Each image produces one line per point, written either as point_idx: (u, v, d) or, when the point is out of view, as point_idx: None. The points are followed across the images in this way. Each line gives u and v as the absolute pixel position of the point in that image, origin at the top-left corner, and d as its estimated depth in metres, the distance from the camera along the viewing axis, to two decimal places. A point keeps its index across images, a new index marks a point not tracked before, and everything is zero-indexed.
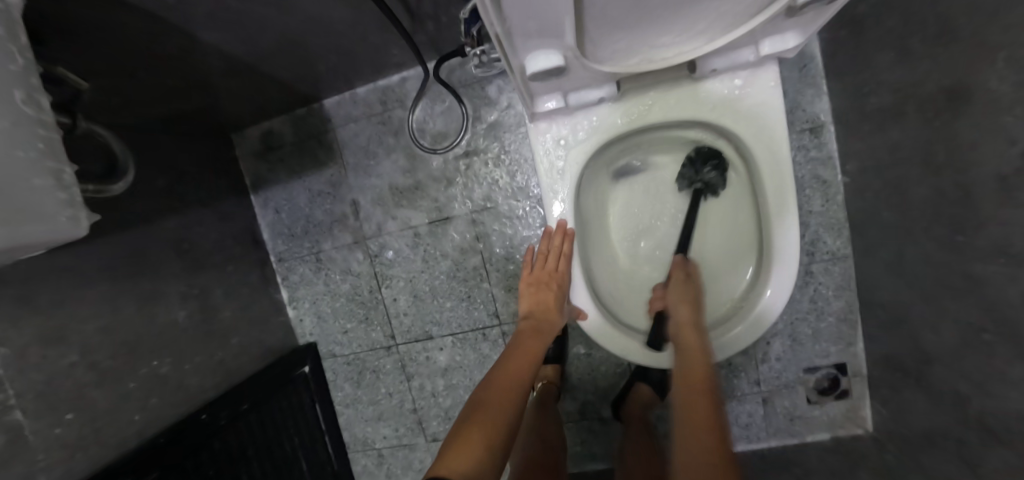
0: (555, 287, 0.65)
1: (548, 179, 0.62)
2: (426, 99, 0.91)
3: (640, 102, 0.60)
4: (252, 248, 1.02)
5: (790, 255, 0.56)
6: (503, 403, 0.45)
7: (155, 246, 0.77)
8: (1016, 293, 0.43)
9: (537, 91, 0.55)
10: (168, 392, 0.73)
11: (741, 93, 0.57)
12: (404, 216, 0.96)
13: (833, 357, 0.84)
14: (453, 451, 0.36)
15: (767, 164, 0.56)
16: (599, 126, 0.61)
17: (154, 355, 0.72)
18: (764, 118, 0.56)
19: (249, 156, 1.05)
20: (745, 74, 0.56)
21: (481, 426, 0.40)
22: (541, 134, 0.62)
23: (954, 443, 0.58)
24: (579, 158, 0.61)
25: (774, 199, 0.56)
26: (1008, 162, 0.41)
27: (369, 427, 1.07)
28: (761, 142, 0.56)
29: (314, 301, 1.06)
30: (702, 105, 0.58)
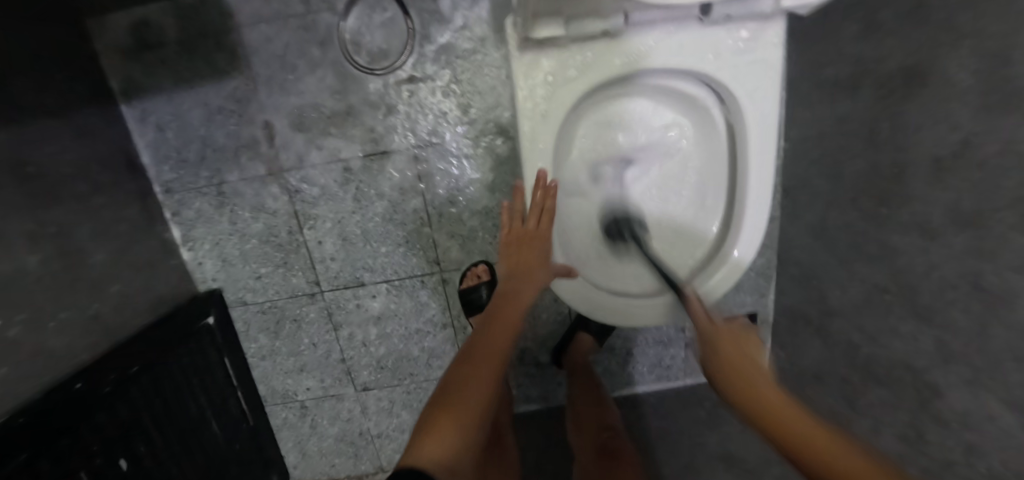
0: (537, 245, 0.58)
1: (527, 122, 0.55)
2: (362, 5, 0.75)
3: (642, 43, 0.53)
4: (126, 175, 0.81)
5: (760, 223, 0.59)
6: (480, 376, 0.40)
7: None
8: (922, 263, 0.52)
9: (536, 14, 0.46)
10: (45, 354, 0.59)
11: (745, 46, 0.54)
12: (332, 146, 0.82)
13: (747, 307, 0.94)
14: (426, 435, 0.33)
15: (754, 128, 0.56)
16: (593, 63, 0.54)
17: (15, 309, 0.54)
18: (760, 77, 0.54)
19: (114, 53, 0.80)
20: (752, 27, 0.53)
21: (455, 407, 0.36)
22: (530, 67, 0.54)
23: (839, 381, 0.71)
24: (567, 100, 0.55)
25: (752, 164, 0.57)
26: (946, 145, 0.47)
27: (289, 379, 0.99)
28: (754, 105, 0.55)
29: (216, 242, 0.89)
30: (704, 56, 0.54)
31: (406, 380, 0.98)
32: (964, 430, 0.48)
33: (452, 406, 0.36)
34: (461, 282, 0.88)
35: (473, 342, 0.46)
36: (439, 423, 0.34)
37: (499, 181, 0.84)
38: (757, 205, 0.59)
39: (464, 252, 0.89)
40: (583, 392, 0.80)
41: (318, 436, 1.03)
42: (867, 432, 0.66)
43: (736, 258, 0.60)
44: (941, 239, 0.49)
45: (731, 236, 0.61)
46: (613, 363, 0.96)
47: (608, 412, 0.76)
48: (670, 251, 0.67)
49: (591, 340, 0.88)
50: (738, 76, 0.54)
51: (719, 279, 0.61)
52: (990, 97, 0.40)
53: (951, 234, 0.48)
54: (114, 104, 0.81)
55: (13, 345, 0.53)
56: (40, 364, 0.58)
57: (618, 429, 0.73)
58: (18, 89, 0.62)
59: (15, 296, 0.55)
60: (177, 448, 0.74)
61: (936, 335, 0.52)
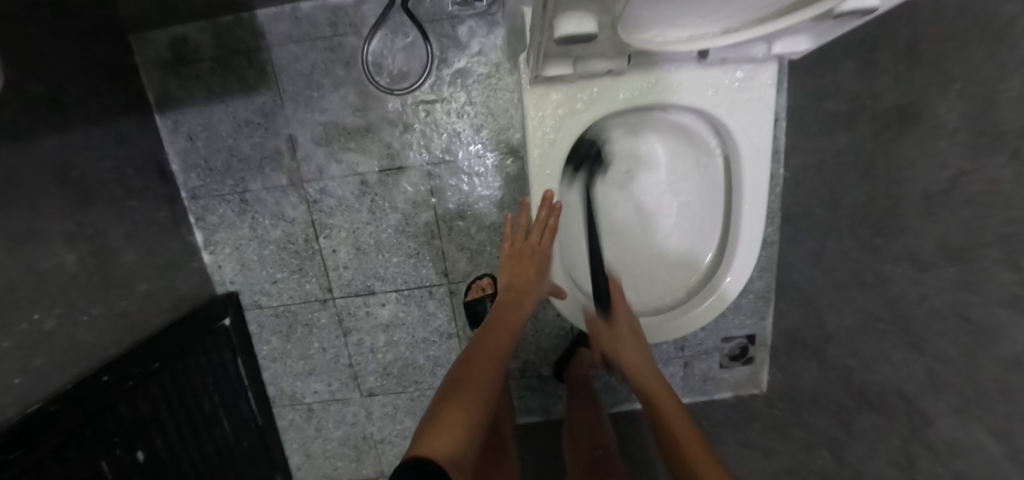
0: (537, 262, 0.61)
1: (536, 149, 0.59)
2: (385, 29, 0.80)
3: (646, 80, 0.57)
4: (157, 181, 0.86)
5: (755, 251, 0.62)
6: (481, 379, 0.44)
7: (40, 170, 0.61)
8: (914, 293, 0.54)
9: (547, 54, 0.50)
10: (76, 348, 0.62)
11: (742, 85, 0.57)
12: (350, 160, 0.87)
13: (748, 329, 0.95)
14: (434, 428, 0.36)
15: (749, 160, 0.59)
16: (599, 97, 0.58)
17: (50, 303, 0.58)
18: (757, 113, 0.58)
19: (153, 67, 0.85)
20: (748, 67, 0.56)
21: (459, 404, 0.39)
22: (540, 99, 0.58)
23: (834, 405, 0.73)
24: (574, 130, 0.58)
25: (748, 194, 0.60)
26: (937, 183, 0.49)
27: (299, 381, 1.02)
28: (750, 140, 0.58)
29: (236, 247, 0.94)
30: (704, 92, 0.57)
31: (411, 387, 1.01)
32: (952, 459, 0.50)
33: (456, 406, 0.39)
34: (467, 294, 0.90)
35: (477, 346, 0.49)
36: (447, 421, 0.37)
37: (507, 199, 0.87)
38: (752, 235, 0.61)
39: (472, 265, 0.92)
40: (581, 409, 0.82)
41: (323, 439, 1.06)
42: (861, 457, 0.67)
43: (728, 283, 0.63)
44: (932, 270, 0.51)
45: (726, 263, 0.64)
46: (614, 379, 0.98)
47: (604, 428, 0.78)
48: (668, 273, 0.70)
49: (592, 355, 0.89)
50: (735, 112, 0.57)
51: (711, 303, 0.64)
52: (976, 140, 0.43)
53: (942, 266, 0.50)
54: (150, 114, 0.87)
55: (47, 337, 0.57)
56: (69, 358, 0.61)
57: (611, 449, 0.74)
58: (64, 98, 0.67)
59: (51, 292, 0.59)
60: (190, 443, 0.77)
61: (928, 363, 0.53)
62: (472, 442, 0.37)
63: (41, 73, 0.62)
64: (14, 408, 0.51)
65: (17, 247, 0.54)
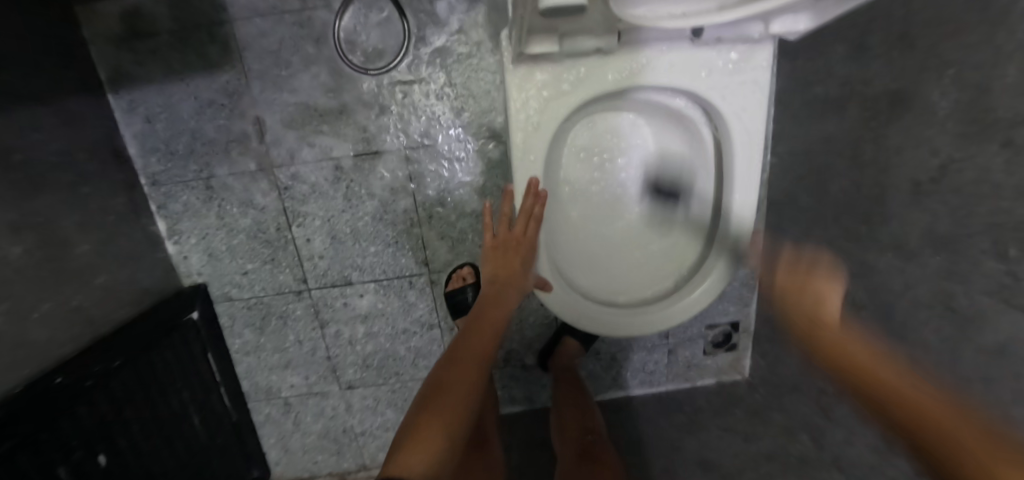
0: (523, 254, 0.57)
1: (519, 133, 0.56)
2: (358, 3, 0.75)
3: (636, 60, 0.54)
4: (113, 166, 0.80)
5: (744, 239, 0.60)
6: (462, 382, 0.41)
7: None
8: (899, 282, 0.54)
9: (532, 30, 0.47)
10: (30, 348, 0.58)
11: (736, 67, 0.55)
12: (324, 144, 0.82)
13: (731, 316, 0.96)
14: (410, 446, 0.33)
15: (742, 146, 0.57)
16: (586, 78, 0.55)
17: None
18: (750, 97, 0.56)
19: (103, 42, 0.78)
20: (743, 48, 0.54)
21: (438, 419, 0.36)
22: (523, 80, 0.55)
23: (815, 391, 0.74)
24: (559, 113, 0.55)
25: (739, 181, 0.58)
26: (926, 170, 0.48)
27: (274, 375, 0.98)
28: (742, 124, 0.56)
29: (202, 236, 0.89)
30: (696, 74, 0.55)
31: (392, 379, 0.98)
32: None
33: (435, 419, 0.36)
34: (447, 284, 0.88)
35: (458, 345, 0.47)
36: (422, 434, 0.34)
37: (489, 184, 0.84)
38: (742, 224, 0.60)
39: (453, 254, 0.89)
40: (568, 398, 0.80)
41: (302, 433, 1.03)
42: (841, 442, 0.68)
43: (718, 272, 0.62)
44: (917, 259, 0.51)
45: (716, 252, 0.62)
46: (598, 367, 0.98)
47: (590, 417, 0.77)
48: (656, 264, 0.68)
49: (576, 345, 0.88)
50: (728, 96, 0.55)
51: (699, 294, 0.63)
52: (965, 124, 0.42)
53: (927, 255, 0.49)
54: (101, 92, 0.80)
55: None
56: (21, 356, 0.57)
57: (601, 435, 0.74)
58: (3, 74, 0.60)
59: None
60: (157, 444, 0.74)
61: (909, 351, 0.54)
62: (449, 456, 0.34)
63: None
64: None
65: None
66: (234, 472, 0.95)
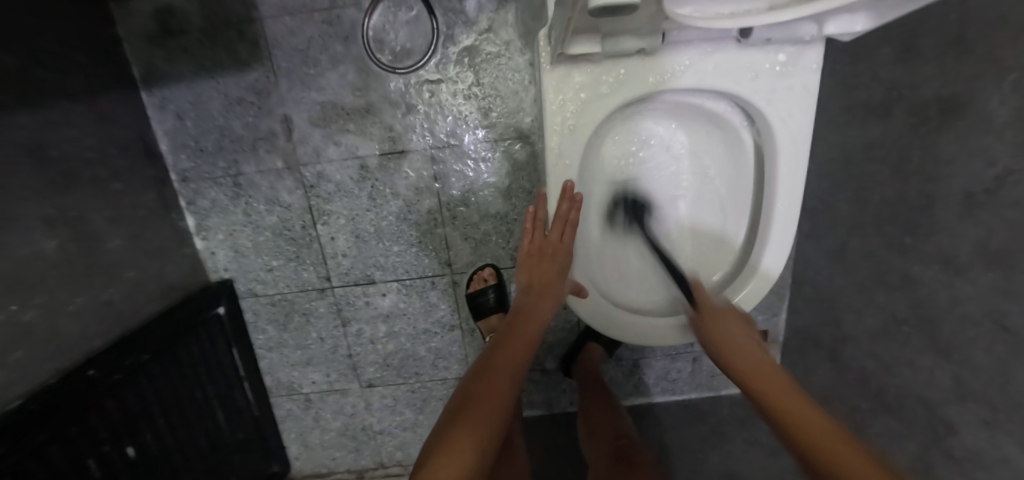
0: (557, 262, 0.57)
1: (555, 136, 0.54)
2: (386, 2, 0.74)
3: (678, 63, 0.52)
4: (144, 162, 0.81)
5: (783, 254, 0.58)
6: (493, 389, 0.41)
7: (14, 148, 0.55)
8: (947, 297, 0.52)
9: (574, 30, 0.45)
10: (66, 340, 0.60)
11: (782, 70, 0.52)
12: (350, 143, 0.82)
13: (758, 325, 0.94)
14: (446, 446, 0.33)
15: (786, 151, 0.55)
16: (626, 81, 0.53)
17: (20, 297, 0.52)
18: (795, 102, 0.53)
19: (136, 39, 0.79)
20: (791, 50, 0.52)
21: (473, 421, 0.36)
22: (561, 81, 0.53)
23: (850, 407, 0.71)
24: (597, 116, 0.54)
25: (782, 189, 0.56)
26: (981, 181, 0.46)
27: (295, 371, 0.99)
28: (788, 129, 0.54)
29: (229, 233, 0.90)
30: (741, 77, 0.53)
31: (411, 379, 0.98)
32: (975, 468, 0.49)
33: (469, 423, 0.36)
34: (469, 286, 0.87)
35: (493, 351, 0.47)
36: (454, 439, 0.34)
37: (514, 186, 0.83)
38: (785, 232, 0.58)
39: (476, 255, 0.88)
40: (597, 404, 0.78)
41: (322, 429, 1.04)
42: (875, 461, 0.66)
43: (758, 280, 0.59)
44: (969, 275, 0.49)
45: (752, 262, 0.60)
46: (619, 373, 0.96)
47: (622, 423, 0.75)
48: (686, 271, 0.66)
49: (601, 351, 0.88)
50: (775, 100, 0.53)
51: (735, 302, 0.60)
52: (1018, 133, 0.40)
53: (980, 271, 0.47)
54: (135, 90, 0.81)
55: (25, 330, 0.53)
56: (55, 348, 0.58)
57: (634, 439, 0.71)
58: (40, 70, 0.62)
59: (29, 280, 0.55)
60: (181, 436, 0.75)
61: (958, 370, 0.51)
62: (482, 462, 0.34)
63: (10, 44, 0.56)
64: None
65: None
66: (254, 467, 0.96)
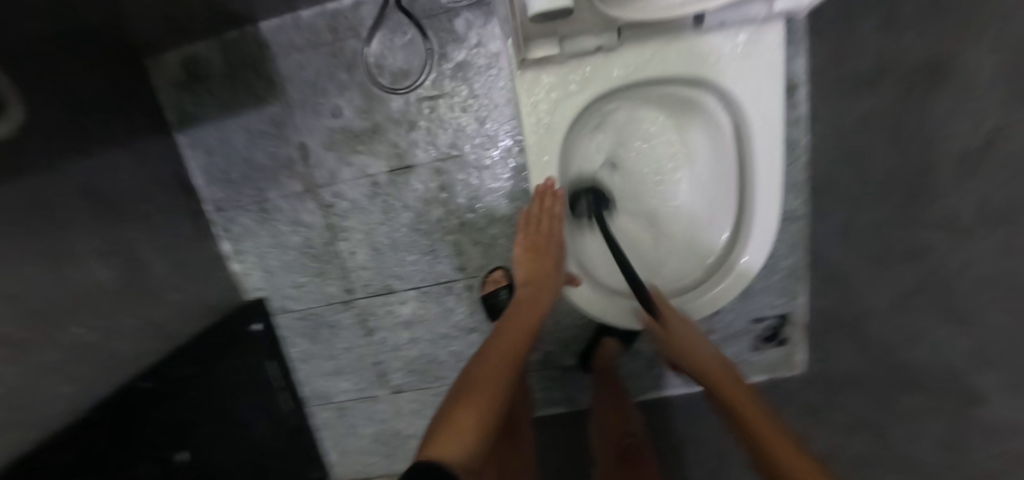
0: (551, 256, 0.60)
1: (533, 136, 0.55)
2: (383, 29, 0.80)
3: (640, 54, 0.52)
4: (181, 196, 0.89)
5: (768, 233, 0.55)
6: (493, 377, 0.43)
7: (61, 190, 0.64)
8: (957, 261, 0.51)
9: (532, 34, 0.47)
10: (121, 357, 0.68)
11: (744, 50, 0.51)
12: (361, 162, 0.88)
13: (778, 309, 0.91)
14: (449, 426, 0.36)
15: (760, 130, 0.52)
16: (592, 77, 0.53)
17: (79, 319, 0.61)
18: (763, 81, 0.51)
19: (168, 87, 0.89)
20: (750, 29, 0.50)
21: (473, 404, 0.39)
22: (530, 84, 0.54)
23: (876, 385, 0.69)
24: (568, 113, 0.54)
25: (760, 170, 0.53)
26: (973, 137, 0.45)
27: (328, 381, 1.05)
28: (758, 108, 0.52)
29: (260, 255, 0.97)
30: (703, 61, 0.51)
31: (436, 383, 1.02)
32: (991, 433, 0.48)
33: (470, 405, 0.39)
34: (483, 288, 0.90)
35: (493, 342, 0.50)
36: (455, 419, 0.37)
37: (518, 190, 0.86)
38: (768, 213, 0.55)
39: (486, 259, 0.92)
40: (608, 399, 0.81)
41: (356, 435, 1.09)
42: (906, 439, 0.63)
43: (746, 261, 0.56)
44: (975, 237, 0.47)
45: (739, 246, 0.57)
46: (639, 366, 0.96)
47: (631, 421, 0.78)
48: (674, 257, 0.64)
49: (616, 345, 0.87)
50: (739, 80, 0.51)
51: (723, 284, 0.58)
52: (1000, 86, 0.39)
53: (983, 232, 0.46)
54: (170, 133, 0.90)
55: (90, 348, 0.62)
56: (115, 363, 0.66)
57: (639, 437, 0.75)
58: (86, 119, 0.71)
59: (87, 304, 0.63)
60: (225, 443, 0.81)
61: (973, 334, 0.50)
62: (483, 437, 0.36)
63: (63, 102, 0.67)
64: (68, 413, 0.57)
65: (55, 264, 0.59)
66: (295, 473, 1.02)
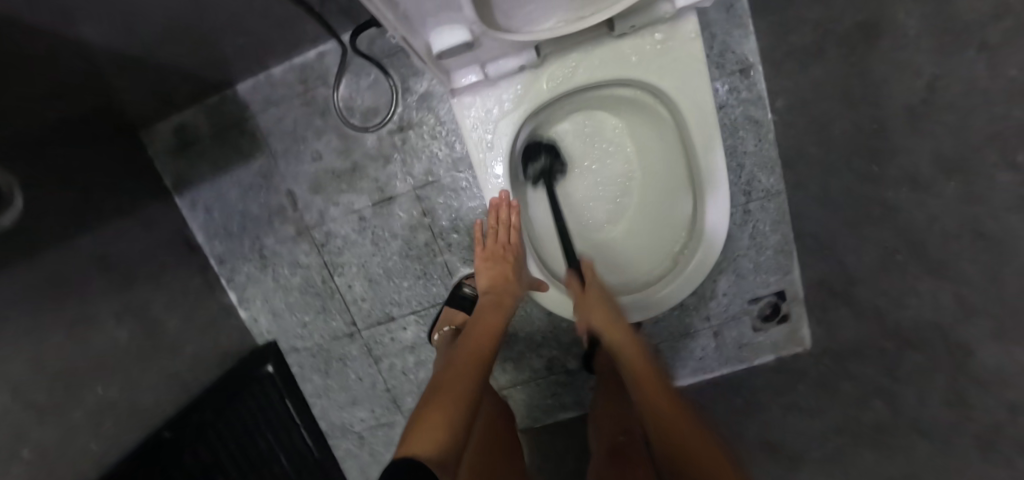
0: (511, 260, 0.60)
1: (478, 155, 0.56)
2: (349, 74, 0.86)
3: (564, 64, 0.53)
4: (187, 253, 0.95)
5: (722, 222, 0.54)
6: (460, 379, 0.48)
7: (78, 263, 0.70)
8: (923, 216, 0.51)
9: (451, 63, 0.50)
10: (137, 411, 0.73)
11: (663, 47, 0.51)
12: (346, 200, 0.92)
13: (773, 286, 0.91)
14: (421, 428, 0.40)
15: (695, 116, 0.51)
16: (525, 93, 0.54)
17: (97, 381, 0.67)
18: (688, 72, 0.51)
19: (163, 155, 0.95)
20: (665, 27, 0.50)
21: (441, 410, 0.43)
22: (467, 109, 0.55)
23: (877, 351, 0.67)
24: (507, 129, 0.55)
25: (702, 155, 0.52)
26: (915, 93, 0.46)
27: (345, 412, 1.07)
28: (688, 98, 0.51)
29: (265, 299, 1.02)
30: (627, 61, 0.52)
31: None
32: (973, 385, 0.48)
33: (440, 412, 0.42)
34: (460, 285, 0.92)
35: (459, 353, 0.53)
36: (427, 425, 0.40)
37: None
38: (719, 199, 0.54)
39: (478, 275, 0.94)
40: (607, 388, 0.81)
41: (378, 463, 1.10)
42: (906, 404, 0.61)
43: (703, 259, 0.55)
44: (933, 189, 0.48)
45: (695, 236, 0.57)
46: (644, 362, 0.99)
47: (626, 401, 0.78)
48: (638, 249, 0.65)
49: None
50: (665, 74, 0.51)
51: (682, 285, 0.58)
52: (930, 46, 0.42)
53: (941, 184, 0.46)
54: (170, 197, 0.97)
55: (111, 406, 0.69)
56: (135, 418, 0.73)
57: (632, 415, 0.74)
58: (115, 188, 0.82)
59: (104, 367, 0.69)
60: None
61: (953, 289, 0.49)
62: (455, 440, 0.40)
63: (77, 184, 0.73)
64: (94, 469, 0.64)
65: (72, 334, 0.65)
66: None
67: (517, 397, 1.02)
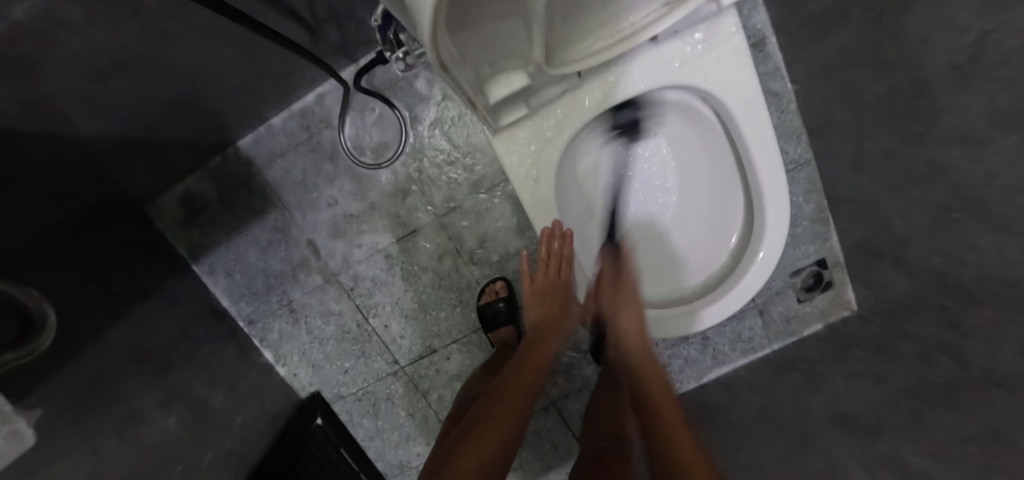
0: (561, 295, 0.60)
1: (525, 189, 0.54)
2: (352, 112, 0.85)
3: (603, 80, 0.51)
4: (216, 321, 0.93)
5: (784, 215, 0.52)
6: (501, 424, 0.46)
7: (123, 353, 0.68)
8: (982, 174, 0.47)
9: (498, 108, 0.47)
10: None
11: (703, 48, 0.49)
12: (369, 240, 0.90)
13: (813, 256, 0.91)
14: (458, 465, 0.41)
15: (743, 111, 0.49)
16: (566, 118, 0.52)
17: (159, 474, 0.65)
18: (731, 68, 0.49)
19: (175, 227, 0.93)
20: (704, 26, 0.48)
21: (475, 449, 0.43)
22: (508, 143, 0.53)
23: (937, 308, 0.63)
24: (553, 159, 0.53)
25: (755, 148, 0.50)
26: (962, 50, 0.44)
27: (400, 450, 1.02)
28: (735, 95, 0.49)
29: (303, 353, 1.00)
30: (668, 67, 0.50)
31: None
32: None
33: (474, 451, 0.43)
34: (480, 299, 0.89)
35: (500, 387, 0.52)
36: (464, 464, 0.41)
37: (523, 221, 0.86)
38: (779, 193, 0.52)
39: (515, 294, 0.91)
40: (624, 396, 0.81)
41: None
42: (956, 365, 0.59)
43: (764, 256, 0.54)
44: (991, 145, 0.44)
45: (756, 232, 0.55)
46: (693, 351, 1.01)
47: None
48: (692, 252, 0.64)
49: None
50: (709, 76, 0.49)
51: (750, 278, 0.56)
52: (974, 2, 0.41)
53: (999, 139, 0.43)
54: (189, 268, 0.95)
55: None
56: None
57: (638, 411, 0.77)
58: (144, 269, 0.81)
59: (165, 459, 0.67)
60: None
61: (997, 240, 0.48)
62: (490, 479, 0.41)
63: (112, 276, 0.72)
64: None
65: (125, 432, 0.62)
66: None
67: (571, 407, 1.00)
